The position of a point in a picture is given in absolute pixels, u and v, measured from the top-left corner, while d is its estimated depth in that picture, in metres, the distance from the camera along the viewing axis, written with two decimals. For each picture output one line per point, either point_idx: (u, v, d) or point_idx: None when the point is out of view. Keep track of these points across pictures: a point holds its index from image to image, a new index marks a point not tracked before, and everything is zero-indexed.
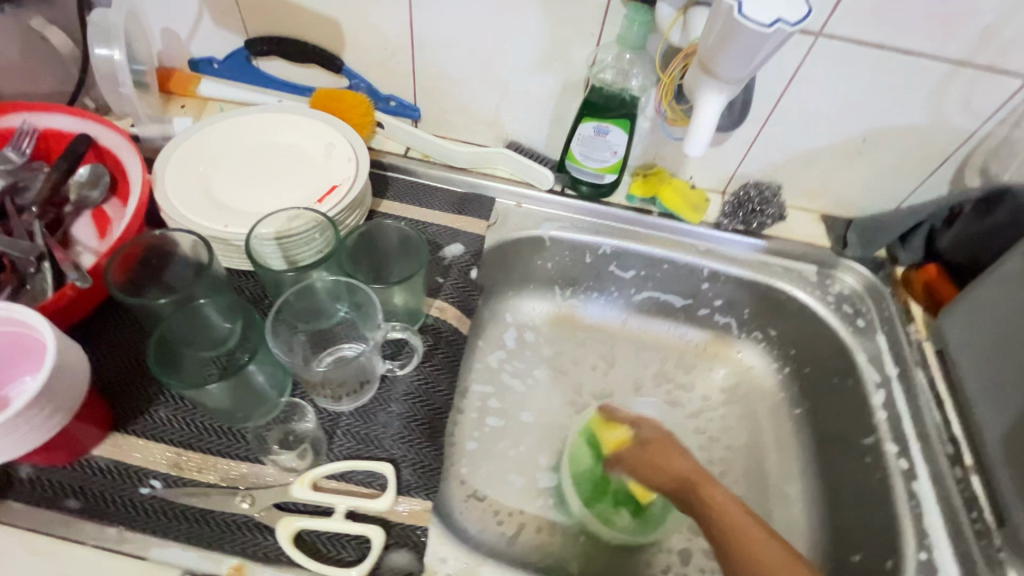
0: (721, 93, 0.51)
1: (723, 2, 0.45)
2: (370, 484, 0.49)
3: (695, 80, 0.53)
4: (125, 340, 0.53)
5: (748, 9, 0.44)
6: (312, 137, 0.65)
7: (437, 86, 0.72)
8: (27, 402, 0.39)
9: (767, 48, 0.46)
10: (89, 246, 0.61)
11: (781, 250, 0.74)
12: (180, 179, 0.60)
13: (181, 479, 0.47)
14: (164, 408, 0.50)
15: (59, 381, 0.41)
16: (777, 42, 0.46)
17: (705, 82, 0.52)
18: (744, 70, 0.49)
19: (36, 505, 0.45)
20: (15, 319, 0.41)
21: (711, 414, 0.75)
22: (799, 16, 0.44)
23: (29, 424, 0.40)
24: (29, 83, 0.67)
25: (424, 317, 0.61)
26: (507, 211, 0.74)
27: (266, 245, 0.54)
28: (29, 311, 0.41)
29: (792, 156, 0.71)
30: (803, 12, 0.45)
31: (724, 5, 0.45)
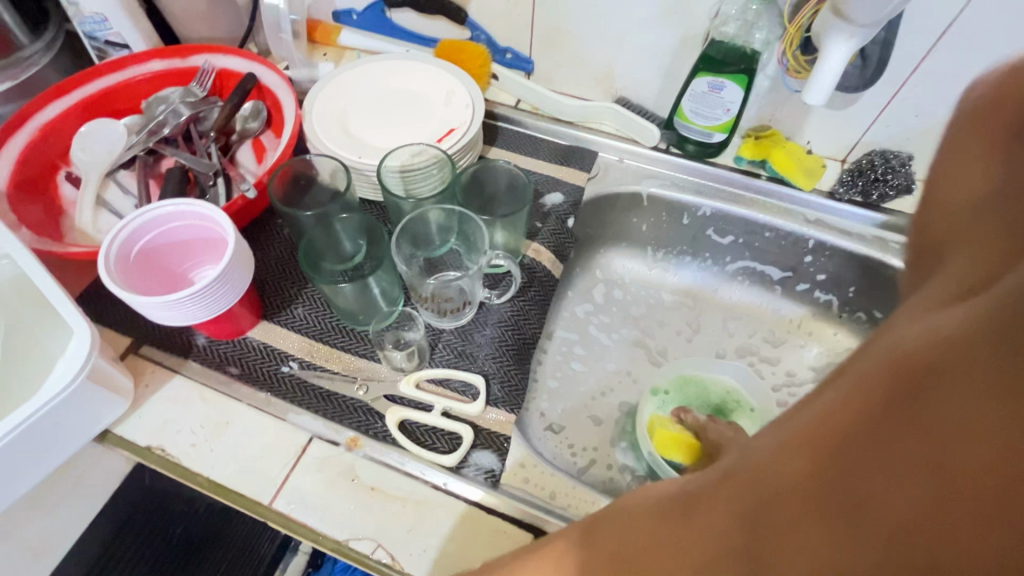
0: (852, 39, 0.50)
1: None
2: (464, 391, 0.55)
3: (824, 27, 0.52)
4: (275, 249, 0.63)
5: None
6: (436, 84, 0.71)
7: (554, 39, 0.74)
8: (211, 281, 0.48)
9: None
10: (250, 169, 0.72)
11: (901, 225, 0.69)
12: (324, 114, 0.68)
13: (313, 363, 0.56)
14: (303, 306, 0.60)
15: (233, 268, 0.50)
16: None
17: (836, 26, 0.51)
18: (881, 11, 0.48)
19: (207, 366, 0.56)
20: (204, 216, 0.51)
21: (797, 389, 0.73)
22: None
23: (209, 298, 0.50)
24: (210, 28, 0.79)
25: (522, 256, 0.65)
26: (608, 164, 0.76)
27: (391, 176, 0.61)
28: (214, 211, 0.50)
29: (931, 123, 0.65)
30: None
31: None
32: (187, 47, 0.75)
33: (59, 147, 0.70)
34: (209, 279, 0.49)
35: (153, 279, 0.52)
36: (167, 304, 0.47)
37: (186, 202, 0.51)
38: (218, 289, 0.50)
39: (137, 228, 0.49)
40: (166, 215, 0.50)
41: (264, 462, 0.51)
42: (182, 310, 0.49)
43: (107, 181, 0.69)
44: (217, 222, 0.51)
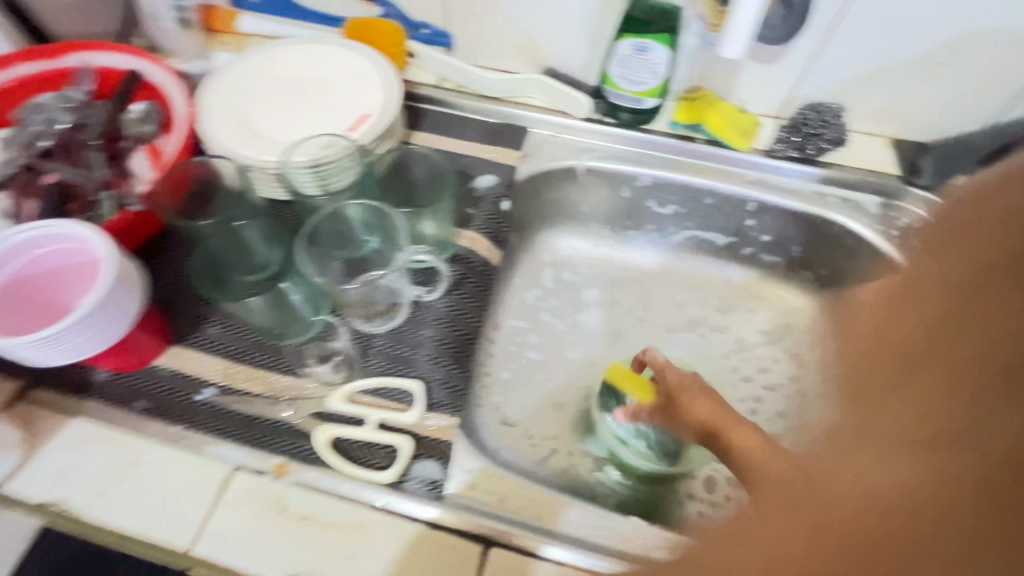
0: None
1: None
2: (401, 399, 0.52)
3: None
4: (180, 266, 0.57)
5: None
6: (346, 67, 0.65)
7: (471, 9, 0.69)
8: (91, 311, 0.43)
9: None
10: (144, 177, 0.64)
11: (840, 178, 0.67)
12: (219, 111, 0.61)
13: (232, 387, 0.52)
14: (216, 326, 0.54)
15: (120, 296, 0.44)
16: None
17: None
18: None
19: (111, 404, 0.51)
20: (84, 239, 0.45)
21: (750, 354, 0.73)
22: None
23: (91, 331, 0.44)
24: (84, 24, 0.70)
25: (456, 247, 0.61)
26: (542, 141, 0.71)
27: (300, 173, 0.56)
28: (97, 233, 0.45)
29: (861, 70, 0.64)
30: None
31: None
32: (59, 46, 0.66)
33: None
34: (88, 310, 0.43)
35: (24, 312, 0.45)
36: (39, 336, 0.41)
37: (65, 223, 0.45)
38: (100, 319, 0.44)
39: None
40: (32, 241, 0.45)
41: (183, 504, 0.46)
42: (58, 343, 0.43)
43: None
44: (99, 245, 0.45)
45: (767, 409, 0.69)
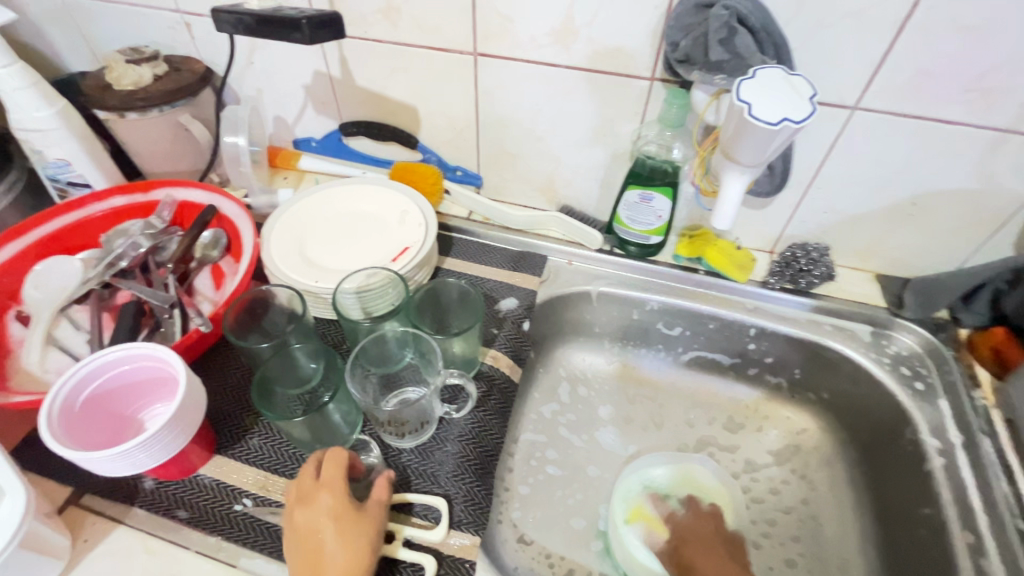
0: (743, 176, 0.52)
1: (734, 102, 0.48)
2: (425, 516, 0.55)
3: (719, 163, 0.54)
4: (230, 379, 0.63)
5: (758, 110, 0.46)
6: (392, 205, 0.76)
7: (498, 158, 0.81)
8: (161, 436, 0.48)
9: (777, 140, 0.48)
10: (208, 296, 0.72)
11: (832, 308, 0.74)
12: (281, 241, 0.71)
13: (268, 499, 0.55)
14: (258, 436, 0.59)
15: (187, 418, 0.50)
16: (788, 136, 0.48)
17: (729, 166, 0.52)
18: (764, 155, 0.50)
19: (155, 512, 0.54)
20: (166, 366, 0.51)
21: (761, 474, 0.74)
22: (804, 114, 0.46)
23: (159, 451, 0.49)
24: (172, 164, 0.83)
25: (480, 365, 0.66)
26: (558, 268, 0.80)
27: (348, 298, 0.63)
28: (176, 363, 0.51)
29: (838, 218, 0.72)
30: (808, 111, 0.47)
31: (735, 104, 0.48)
32: (147, 182, 0.77)
33: (11, 286, 0.70)
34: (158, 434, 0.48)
35: (95, 421, 0.51)
36: (139, 441, 0.47)
37: (150, 351, 0.51)
38: (169, 441, 0.50)
39: (80, 380, 0.49)
40: (114, 360, 0.51)
41: None
42: (148, 450, 0.48)
43: (59, 318, 0.68)
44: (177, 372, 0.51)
45: (780, 533, 0.70)
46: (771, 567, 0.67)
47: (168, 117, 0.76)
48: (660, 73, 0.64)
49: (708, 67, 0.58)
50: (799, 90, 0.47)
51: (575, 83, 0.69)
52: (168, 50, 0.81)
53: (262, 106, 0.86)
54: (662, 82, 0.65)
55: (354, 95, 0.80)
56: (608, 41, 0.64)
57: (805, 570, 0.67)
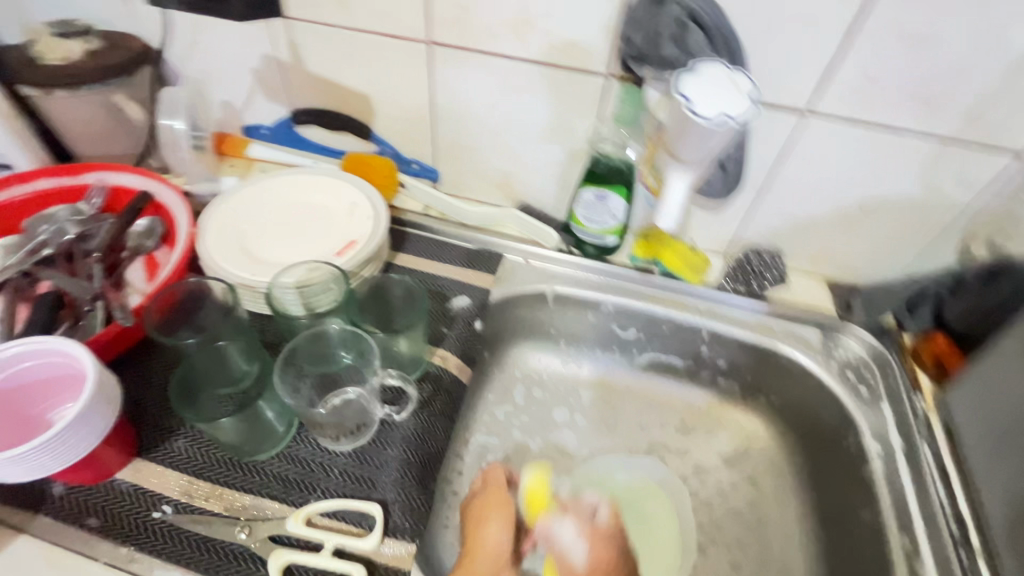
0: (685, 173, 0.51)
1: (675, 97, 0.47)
2: (360, 523, 0.52)
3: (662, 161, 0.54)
4: (155, 376, 0.59)
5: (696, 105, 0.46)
6: (340, 197, 0.72)
7: (455, 152, 0.79)
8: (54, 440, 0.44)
9: (718, 136, 0.48)
10: (139, 288, 0.68)
11: (784, 313, 0.74)
12: (219, 232, 0.67)
13: (190, 505, 0.51)
14: (183, 438, 0.55)
15: (85, 424, 0.45)
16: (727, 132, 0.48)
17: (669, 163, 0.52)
18: (705, 152, 0.49)
19: (62, 521, 0.50)
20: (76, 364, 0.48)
21: (712, 478, 0.74)
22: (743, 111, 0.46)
23: (53, 457, 0.44)
24: (107, 147, 0.78)
25: (426, 365, 0.64)
26: (515, 266, 0.78)
27: (287, 294, 0.60)
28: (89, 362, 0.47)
29: (791, 223, 0.73)
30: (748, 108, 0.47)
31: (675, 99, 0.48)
32: (78, 165, 0.73)
33: None
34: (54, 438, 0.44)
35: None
36: (41, 444, 0.43)
37: (64, 345, 0.48)
38: (66, 447, 0.45)
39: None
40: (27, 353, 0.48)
41: None
42: (52, 453, 0.44)
43: None
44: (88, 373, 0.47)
45: (726, 536, 0.70)
46: (716, 571, 0.67)
47: (100, 95, 0.71)
48: (617, 69, 0.63)
49: (660, 63, 0.58)
50: (739, 85, 0.47)
51: (530, 77, 0.67)
52: (103, 26, 0.76)
53: (207, 90, 0.81)
54: (618, 79, 0.64)
55: (304, 81, 0.77)
56: (564, 34, 0.62)
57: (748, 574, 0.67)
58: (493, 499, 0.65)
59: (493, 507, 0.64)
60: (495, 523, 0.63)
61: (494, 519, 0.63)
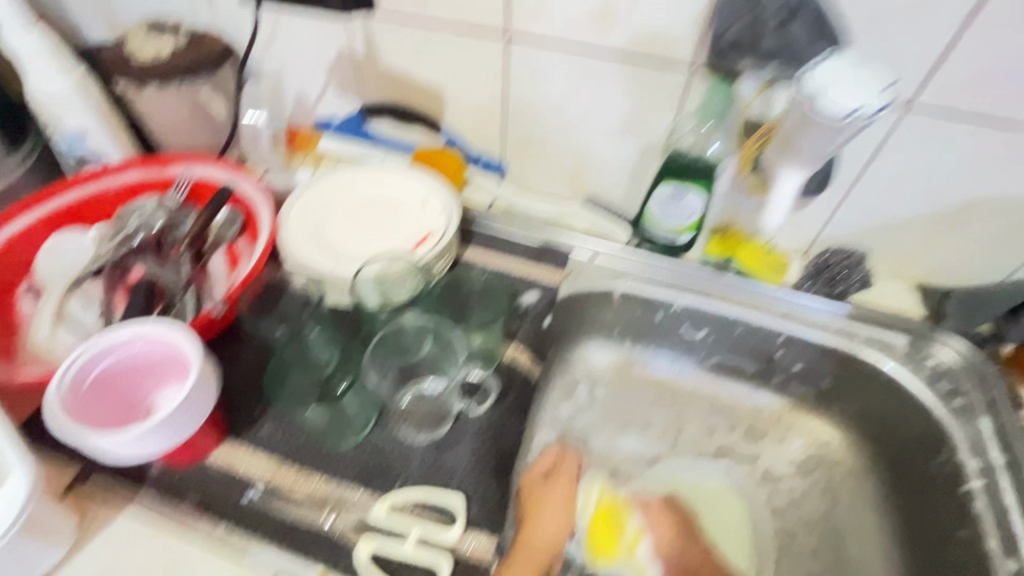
0: None
1: None
2: (441, 514, 0.52)
3: None
4: (240, 363, 0.60)
5: None
6: (413, 189, 0.73)
7: (524, 146, 0.79)
8: (152, 427, 0.45)
9: None
10: (222, 277, 0.70)
11: (870, 317, 0.70)
12: (300, 224, 0.69)
13: (278, 489, 0.53)
14: (268, 424, 0.57)
15: (181, 415, 0.47)
16: None
17: None
18: None
19: (161, 498, 0.52)
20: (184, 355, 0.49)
21: (784, 485, 0.72)
22: None
23: (147, 444, 0.46)
24: (189, 140, 0.81)
25: (499, 360, 0.64)
26: (582, 265, 0.76)
27: (366, 284, 0.61)
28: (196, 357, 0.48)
29: (880, 223, 0.69)
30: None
31: None
32: (166, 157, 0.76)
33: (27, 257, 0.70)
34: (153, 425, 0.45)
35: (108, 392, 0.50)
36: (151, 426, 0.45)
37: (178, 335, 0.49)
38: (161, 436, 0.46)
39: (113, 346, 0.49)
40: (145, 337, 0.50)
41: None
42: (159, 436, 0.46)
43: (72, 293, 0.67)
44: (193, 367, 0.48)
45: (799, 546, 0.68)
46: None
47: (188, 90, 0.74)
48: (703, 61, 0.61)
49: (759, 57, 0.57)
50: None
51: (610, 70, 0.66)
52: (189, 23, 0.79)
53: (283, 84, 0.83)
54: (704, 72, 0.62)
55: (378, 75, 0.78)
56: (650, 25, 0.60)
57: None
58: (546, 494, 0.61)
59: (551, 503, 0.61)
60: (553, 518, 0.59)
61: (550, 514, 0.60)
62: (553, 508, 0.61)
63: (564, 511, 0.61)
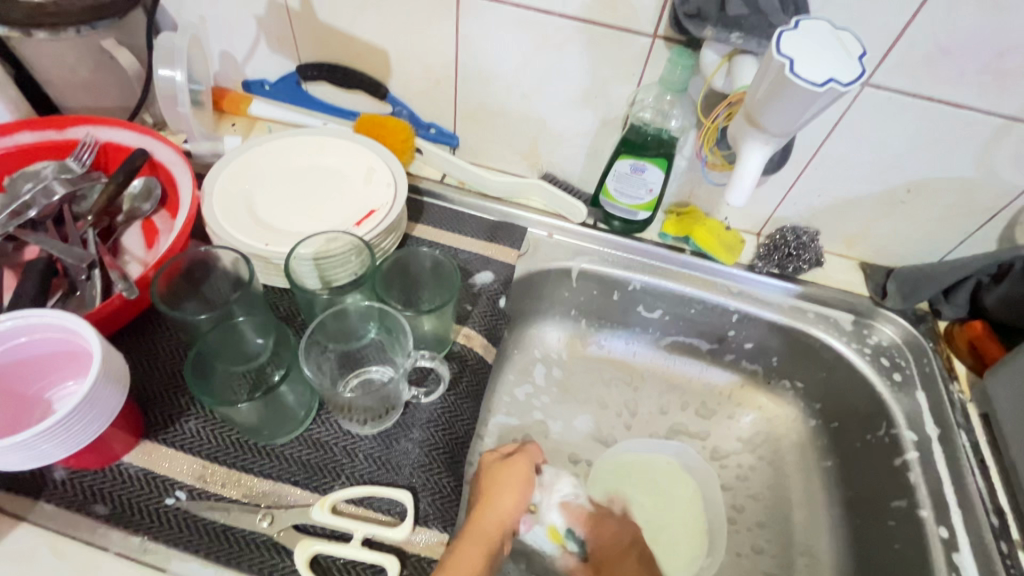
0: (768, 146, 0.48)
1: (772, 58, 0.43)
2: (389, 511, 0.49)
3: (739, 131, 0.50)
4: (161, 354, 0.54)
5: (800, 67, 0.41)
6: (356, 160, 0.67)
7: (476, 116, 0.74)
8: (46, 437, 0.39)
9: (816, 105, 0.43)
10: (137, 256, 0.63)
11: (817, 296, 0.72)
12: (226, 196, 0.62)
13: (205, 492, 0.48)
14: (195, 419, 0.52)
15: (80, 419, 0.41)
16: (829, 100, 0.43)
17: (750, 133, 0.48)
18: (793, 124, 0.45)
19: (67, 508, 0.47)
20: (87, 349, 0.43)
21: (736, 460, 0.73)
22: (854, 76, 0.42)
23: (41, 452, 0.40)
24: (94, 99, 0.71)
25: (451, 344, 0.61)
26: (538, 241, 0.75)
27: (304, 265, 0.55)
28: (100, 352, 0.42)
29: (831, 202, 0.70)
30: (857, 72, 0.42)
31: (773, 61, 0.43)
32: (62, 118, 0.65)
33: None
34: (45, 434, 0.39)
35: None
36: (36, 433, 0.38)
37: (77, 329, 0.42)
38: (58, 442, 0.40)
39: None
40: (38, 327, 0.43)
41: None
42: (53, 440, 0.40)
43: None
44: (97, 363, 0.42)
45: (747, 520, 0.69)
46: (738, 553, 0.67)
47: (88, 40, 0.64)
48: (663, 29, 0.58)
49: (723, 23, 0.52)
50: (850, 48, 0.42)
51: (567, 36, 0.62)
52: None
53: (205, 38, 0.74)
54: (665, 41, 0.59)
55: (315, 32, 0.70)
56: None
57: (770, 556, 0.67)
58: (510, 473, 0.56)
59: (506, 484, 0.55)
60: (506, 500, 0.54)
61: (506, 495, 0.54)
62: (510, 490, 0.55)
63: (519, 494, 0.55)
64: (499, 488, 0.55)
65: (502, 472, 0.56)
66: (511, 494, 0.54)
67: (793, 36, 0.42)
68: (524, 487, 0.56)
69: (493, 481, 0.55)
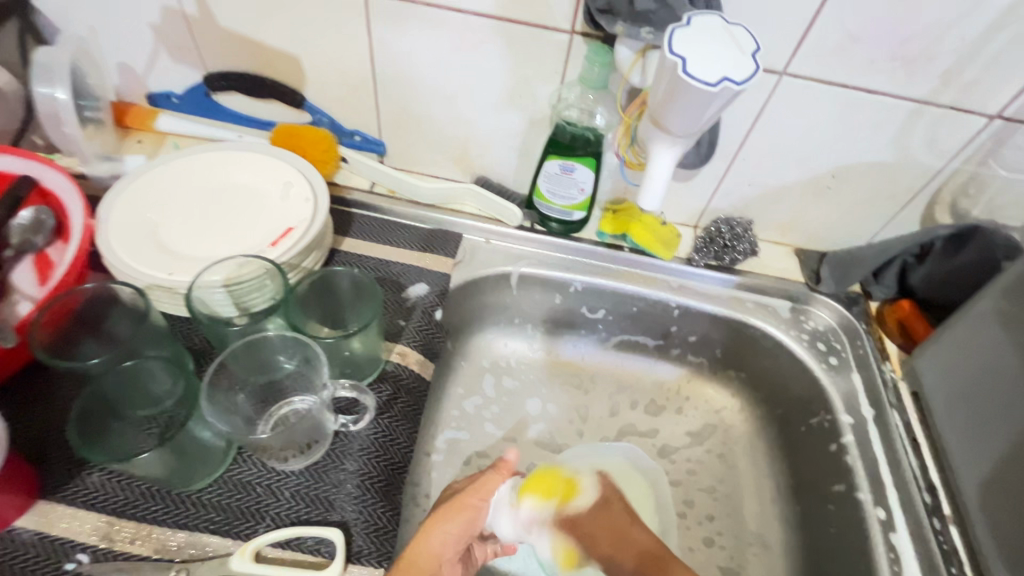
0: (674, 148, 0.47)
1: (665, 59, 0.42)
2: (317, 551, 0.46)
3: (647, 133, 0.49)
4: (59, 402, 0.50)
5: (692, 66, 0.41)
6: (272, 175, 0.63)
7: (401, 121, 0.71)
8: None
9: (714, 105, 0.43)
10: (29, 293, 0.56)
11: (754, 285, 0.72)
12: (124, 223, 0.57)
13: (113, 551, 0.44)
14: (98, 471, 0.47)
15: None
16: (725, 100, 0.43)
17: (657, 135, 0.47)
18: (696, 124, 0.45)
19: None
20: None
21: (686, 455, 0.73)
22: (746, 74, 0.41)
23: None
24: None
25: (385, 363, 0.58)
26: (475, 247, 0.72)
27: (214, 293, 0.51)
28: None
29: (762, 191, 0.70)
30: (750, 70, 0.41)
31: (666, 61, 0.42)
32: None
33: None
34: None
35: None
36: None
37: None
38: None
39: None
40: None
41: None
42: None
43: None
44: None
45: (698, 513, 0.69)
46: (691, 548, 0.67)
47: None
48: (580, 26, 0.56)
49: (633, 19, 0.51)
50: (741, 45, 0.42)
51: (484, 34, 0.59)
52: None
53: (97, 50, 0.68)
54: (582, 37, 0.57)
55: (218, 39, 0.65)
56: None
57: (722, 548, 0.67)
58: (467, 498, 0.53)
59: (458, 513, 0.52)
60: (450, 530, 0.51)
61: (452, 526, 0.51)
62: (459, 520, 0.52)
63: (468, 524, 0.52)
64: (449, 514, 0.52)
65: (463, 495, 0.53)
66: (457, 521, 0.52)
67: (683, 32, 0.42)
68: (474, 515, 0.53)
69: (449, 508, 0.52)
